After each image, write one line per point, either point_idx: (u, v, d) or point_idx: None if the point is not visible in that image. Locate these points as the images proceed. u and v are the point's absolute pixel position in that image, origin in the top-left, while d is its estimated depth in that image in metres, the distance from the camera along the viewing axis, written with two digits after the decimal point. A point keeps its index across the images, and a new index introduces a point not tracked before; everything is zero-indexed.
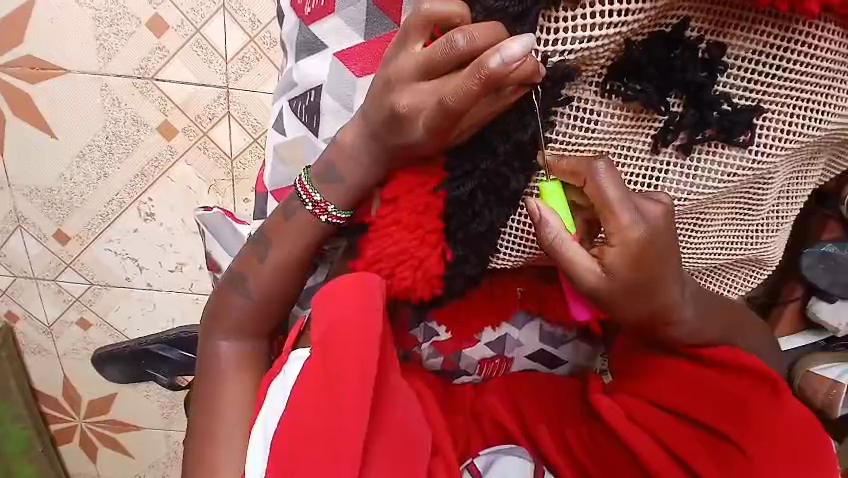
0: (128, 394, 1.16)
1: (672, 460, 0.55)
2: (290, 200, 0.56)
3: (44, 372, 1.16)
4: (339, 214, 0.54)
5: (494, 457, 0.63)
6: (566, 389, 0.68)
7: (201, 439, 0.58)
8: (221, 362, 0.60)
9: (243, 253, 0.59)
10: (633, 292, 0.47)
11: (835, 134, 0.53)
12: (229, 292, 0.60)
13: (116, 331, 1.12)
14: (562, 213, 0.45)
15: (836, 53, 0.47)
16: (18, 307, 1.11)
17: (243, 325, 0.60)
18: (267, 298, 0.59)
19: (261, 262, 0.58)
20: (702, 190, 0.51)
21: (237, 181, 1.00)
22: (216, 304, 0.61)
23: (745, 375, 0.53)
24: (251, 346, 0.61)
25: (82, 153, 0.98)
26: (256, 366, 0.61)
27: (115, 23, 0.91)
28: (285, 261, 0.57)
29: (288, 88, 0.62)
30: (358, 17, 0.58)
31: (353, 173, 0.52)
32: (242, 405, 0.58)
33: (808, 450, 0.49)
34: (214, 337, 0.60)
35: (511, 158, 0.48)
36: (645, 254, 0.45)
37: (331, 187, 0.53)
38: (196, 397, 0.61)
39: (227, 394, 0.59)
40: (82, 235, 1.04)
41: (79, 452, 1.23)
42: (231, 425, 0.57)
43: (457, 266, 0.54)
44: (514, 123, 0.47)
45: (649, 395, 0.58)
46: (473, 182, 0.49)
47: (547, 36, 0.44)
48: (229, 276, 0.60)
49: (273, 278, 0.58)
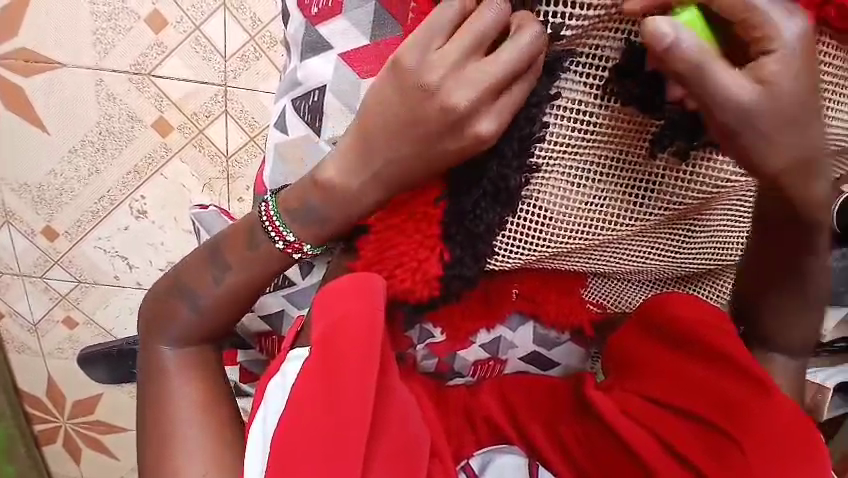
0: (113, 395, 1.14)
1: (661, 451, 0.56)
2: (254, 229, 0.57)
3: (28, 370, 1.13)
4: (313, 251, 0.56)
5: (488, 458, 0.63)
6: (546, 390, 0.68)
7: (155, 435, 0.57)
8: (164, 366, 0.60)
9: (187, 261, 0.61)
10: (788, 120, 0.44)
11: (828, 145, 0.54)
12: (172, 300, 0.60)
13: (103, 331, 1.09)
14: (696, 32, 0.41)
15: (832, 65, 0.49)
16: (3, 304, 1.09)
17: (188, 333, 0.60)
18: (214, 308, 0.59)
19: (215, 283, 0.59)
20: (696, 195, 0.53)
21: (232, 180, 0.98)
22: (156, 312, 0.61)
23: (747, 382, 0.53)
24: (197, 350, 0.61)
25: (74, 148, 0.97)
26: (204, 368, 0.61)
27: (113, 18, 0.91)
28: (241, 274, 0.58)
29: (291, 87, 0.60)
30: (366, 19, 0.57)
31: (331, 213, 0.53)
32: (192, 406, 0.58)
33: (802, 449, 0.49)
34: (157, 342, 0.61)
35: (510, 158, 0.51)
36: (790, 78, 0.42)
37: (308, 228, 0.55)
38: (144, 404, 0.60)
39: (174, 395, 0.59)
40: (70, 232, 1.03)
41: (62, 454, 1.19)
42: (184, 425, 0.57)
43: (455, 267, 0.55)
44: (522, 122, 0.49)
45: (639, 389, 0.60)
46: (478, 190, 0.51)
47: (547, 9, 0.46)
48: (165, 288, 0.61)
49: (218, 291, 0.59)
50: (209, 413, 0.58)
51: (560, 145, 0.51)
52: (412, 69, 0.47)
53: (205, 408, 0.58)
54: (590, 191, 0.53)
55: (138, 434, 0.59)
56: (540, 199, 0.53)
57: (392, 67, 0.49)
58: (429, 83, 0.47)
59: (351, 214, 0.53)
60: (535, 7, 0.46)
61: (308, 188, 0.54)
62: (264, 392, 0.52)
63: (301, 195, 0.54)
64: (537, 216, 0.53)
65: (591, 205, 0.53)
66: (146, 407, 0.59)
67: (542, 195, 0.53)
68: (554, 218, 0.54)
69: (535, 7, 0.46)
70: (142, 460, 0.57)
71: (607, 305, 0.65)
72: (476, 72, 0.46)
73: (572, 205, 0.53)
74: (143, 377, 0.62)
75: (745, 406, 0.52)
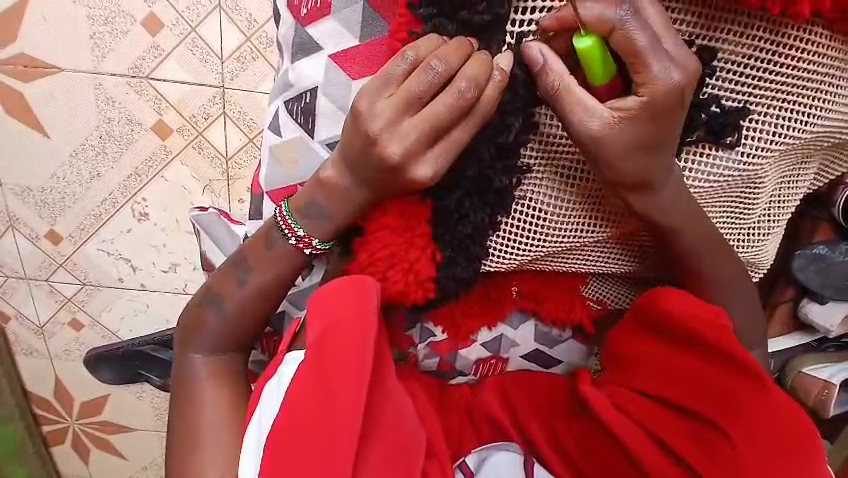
0: (120, 395, 1.15)
1: (661, 453, 0.56)
2: (270, 231, 0.57)
3: (36, 372, 1.15)
4: (322, 246, 0.55)
5: (484, 455, 0.64)
6: (550, 384, 0.68)
7: (183, 442, 0.58)
8: (195, 374, 0.60)
9: (219, 272, 0.60)
10: (639, 147, 0.46)
11: (823, 137, 0.54)
12: (202, 307, 0.60)
13: (108, 333, 1.10)
14: (590, 57, 0.44)
15: (825, 55, 0.49)
16: (9, 307, 1.10)
17: (219, 341, 0.60)
18: (241, 316, 0.60)
19: (240, 285, 0.59)
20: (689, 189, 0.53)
21: (232, 182, 0.99)
22: (188, 321, 0.61)
23: (745, 376, 0.53)
24: (228, 358, 0.61)
25: (75, 152, 0.98)
26: (232, 376, 0.61)
27: (110, 21, 0.91)
28: (263, 282, 0.58)
29: (284, 89, 0.61)
30: (354, 18, 0.57)
31: (337, 208, 0.53)
32: (219, 413, 0.58)
33: (790, 446, 0.50)
34: (189, 349, 0.61)
35: (495, 160, 0.51)
36: (655, 112, 0.45)
37: (316, 223, 0.54)
38: (175, 410, 0.60)
39: (203, 402, 0.59)
40: (74, 235, 1.04)
41: (71, 454, 1.21)
42: (210, 431, 0.57)
43: (447, 267, 0.55)
44: (497, 128, 0.49)
45: (639, 383, 0.59)
46: (460, 189, 0.52)
47: (521, 17, 0.47)
48: (198, 296, 0.61)
49: (247, 301, 0.59)
50: (235, 421, 0.58)
51: (550, 145, 0.51)
52: (365, 117, 0.47)
53: (231, 415, 0.58)
54: (583, 190, 0.53)
55: (169, 440, 0.60)
56: (534, 199, 0.53)
57: (351, 114, 0.48)
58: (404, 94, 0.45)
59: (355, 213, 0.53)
60: (509, 16, 0.47)
61: (315, 190, 0.53)
62: (259, 395, 0.52)
63: (306, 196, 0.54)
64: (531, 217, 0.54)
65: (585, 204, 0.54)
66: (177, 413, 0.60)
67: (535, 195, 0.53)
68: (549, 218, 0.54)
69: (509, 16, 0.47)
70: (171, 465, 0.58)
71: (608, 302, 0.65)
72: (412, 128, 0.46)
73: (565, 205, 0.54)
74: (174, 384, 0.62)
75: (741, 405, 0.52)
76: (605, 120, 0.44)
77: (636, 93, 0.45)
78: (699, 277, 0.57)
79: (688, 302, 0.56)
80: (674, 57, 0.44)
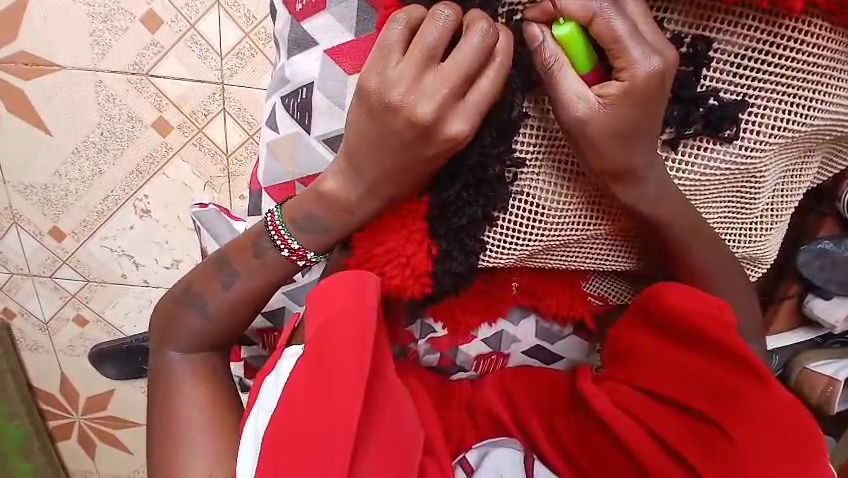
0: (125, 391, 1.16)
1: (661, 452, 0.55)
2: (261, 237, 0.57)
3: (43, 367, 1.16)
4: (316, 258, 0.56)
5: (485, 452, 0.63)
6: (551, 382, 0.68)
7: (162, 439, 0.58)
8: (175, 372, 0.61)
9: (199, 272, 0.60)
10: (623, 134, 0.46)
11: (825, 130, 0.53)
12: (182, 307, 0.61)
13: (113, 328, 1.11)
14: (570, 51, 0.44)
15: (826, 47, 0.48)
16: (15, 304, 1.12)
17: (196, 341, 0.61)
18: (222, 318, 0.60)
19: (224, 290, 0.59)
20: (685, 182, 0.52)
21: (233, 178, 0.99)
22: (167, 320, 0.61)
23: (750, 375, 0.52)
24: (206, 357, 0.62)
25: (77, 149, 0.99)
26: (212, 375, 0.61)
27: (110, 19, 0.91)
28: (248, 290, 0.59)
29: (280, 86, 0.60)
30: (348, 13, 0.56)
31: (326, 209, 0.53)
32: (199, 411, 0.59)
33: (794, 447, 0.49)
34: (167, 347, 0.61)
35: (489, 146, 0.50)
36: (635, 98, 0.44)
37: (308, 234, 0.55)
38: (153, 406, 0.61)
39: (183, 400, 0.59)
40: (77, 231, 1.04)
41: (77, 448, 1.22)
42: (190, 429, 0.57)
43: (443, 261, 0.54)
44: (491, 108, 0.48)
45: (640, 382, 0.59)
46: (460, 182, 0.51)
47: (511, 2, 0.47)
48: (177, 295, 0.61)
49: (229, 303, 0.60)
50: (218, 419, 0.58)
51: (543, 140, 0.51)
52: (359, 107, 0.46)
53: (214, 413, 0.59)
54: (580, 184, 0.53)
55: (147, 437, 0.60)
56: (531, 193, 0.53)
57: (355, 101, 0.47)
58: (393, 94, 0.45)
59: (348, 221, 0.53)
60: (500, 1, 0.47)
61: (311, 202, 0.54)
62: (259, 389, 0.53)
63: (301, 209, 0.54)
64: (528, 212, 0.53)
65: (582, 198, 0.53)
66: (156, 409, 0.60)
67: (532, 190, 0.53)
68: (547, 213, 0.53)
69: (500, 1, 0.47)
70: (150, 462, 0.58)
71: (610, 298, 0.64)
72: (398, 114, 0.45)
73: (563, 199, 0.53)
74: (152, 380, 0.63)
75: (744, 402, 0.51)
76: (588, 104, 0.44)
77: (616, 79, 0.44)
78: (698, 272, 0.56)
79: (690, 298, 0.55)
80: (659, 48, 0.44)
